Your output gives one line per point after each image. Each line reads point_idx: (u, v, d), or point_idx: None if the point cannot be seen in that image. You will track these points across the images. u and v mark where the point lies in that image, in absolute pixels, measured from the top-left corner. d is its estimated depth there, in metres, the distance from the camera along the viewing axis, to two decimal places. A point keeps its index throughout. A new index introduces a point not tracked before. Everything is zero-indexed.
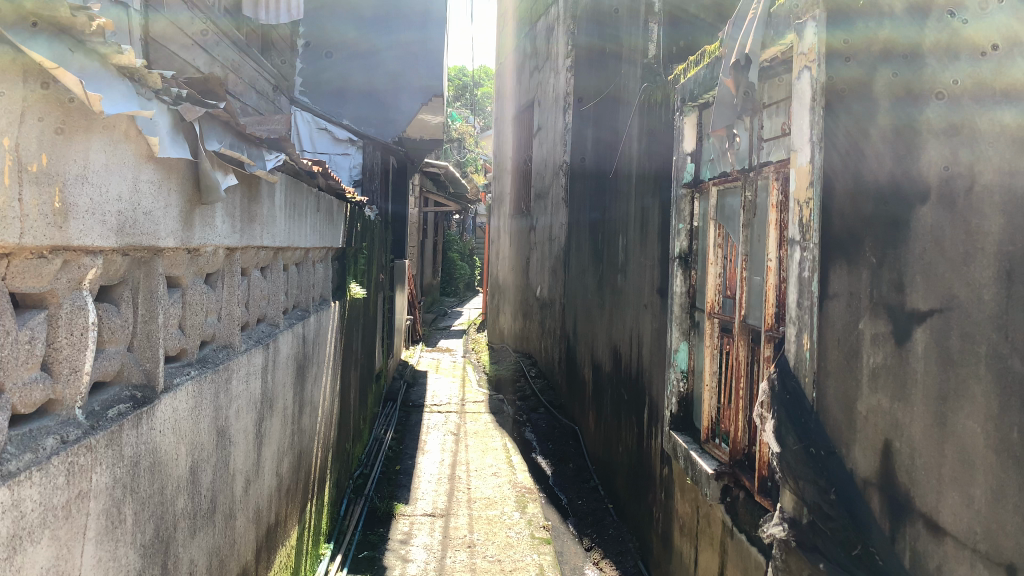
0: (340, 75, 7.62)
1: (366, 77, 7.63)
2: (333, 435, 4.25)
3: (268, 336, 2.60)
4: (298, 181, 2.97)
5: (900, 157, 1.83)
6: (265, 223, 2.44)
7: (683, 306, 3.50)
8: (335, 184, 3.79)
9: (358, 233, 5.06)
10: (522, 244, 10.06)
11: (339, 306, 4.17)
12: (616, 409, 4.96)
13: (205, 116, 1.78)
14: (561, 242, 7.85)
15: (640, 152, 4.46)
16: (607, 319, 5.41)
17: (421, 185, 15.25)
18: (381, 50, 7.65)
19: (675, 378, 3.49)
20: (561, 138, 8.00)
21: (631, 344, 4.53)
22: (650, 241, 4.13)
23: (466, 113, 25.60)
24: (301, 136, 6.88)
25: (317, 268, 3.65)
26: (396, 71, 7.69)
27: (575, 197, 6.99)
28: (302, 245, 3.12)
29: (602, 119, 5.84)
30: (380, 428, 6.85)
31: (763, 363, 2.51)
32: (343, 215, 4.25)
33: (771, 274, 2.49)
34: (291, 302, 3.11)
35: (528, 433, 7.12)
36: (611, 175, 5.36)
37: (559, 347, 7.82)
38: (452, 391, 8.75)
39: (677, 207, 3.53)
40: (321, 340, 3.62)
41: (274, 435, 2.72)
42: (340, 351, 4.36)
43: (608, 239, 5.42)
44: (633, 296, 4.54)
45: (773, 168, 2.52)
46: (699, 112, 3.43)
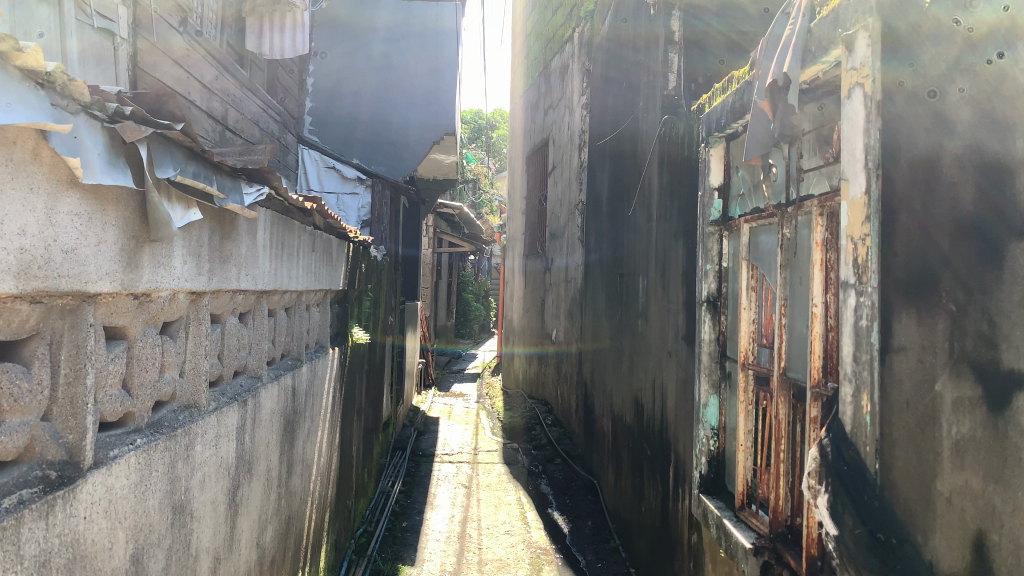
0: (350, 111, 7.35)
1: (377, 114, 7.44)
2: (331, 494, 3.95)
3: (245, 391, 2.32)
4: (288, 219, 2.73)
5: (990, 199, 1.65)
6: (243, 264, 2.18)
7: (711, 356, 3.21)
8: (333, 222, 3.55)
9: (363, 275, 4.82)
10: (536, 286, 9.79)
11: (338, 353, 3.90)
12: (638, 465, 4.63)
13: (156, 138, 1.53)
14: (577, 284, 7.58)
15: (659, 189, 4.21)
16: (627, 366, 5.10)
17: (434, 226, 15.08)
18: (391, 86, 7.48)
19: (705, 436, 3.20)
20: (577, 177, 7.78)
21: (654, 396, 4.23)
22: (673, 284, 3.85)
23: (481, 154, 25.58)
24: (309, 175, 6.72)
25: (313, 312, 3.40)
26: (406, 107, 7.53)
27: (592, 237, 6.74)
28: (292, 289, 2.87)
29: (618, 157, 5.62)
30: (387, 480, 6.53)
31: (809, 425, 2.21)
32: (344, 256, 4.01)
33: (817, 323, 2.21)
34: (280, 351, 2.84)
35: (543, 485, 6.78)
36: (629, 212, 5.10)
37: (576, 394, 7.51)
38: (464, 440, 8.41)
39: (704, 246, 3.26)
40: (316, 392, 3.35)
41: (256, 503, 2.44)
42: (340, 403, 4.08)
43: (626, 282, 5.14)
44: (655, 342, 4.24)
45: (816, 201, 2.25)
46: (726, 143, 3.18)
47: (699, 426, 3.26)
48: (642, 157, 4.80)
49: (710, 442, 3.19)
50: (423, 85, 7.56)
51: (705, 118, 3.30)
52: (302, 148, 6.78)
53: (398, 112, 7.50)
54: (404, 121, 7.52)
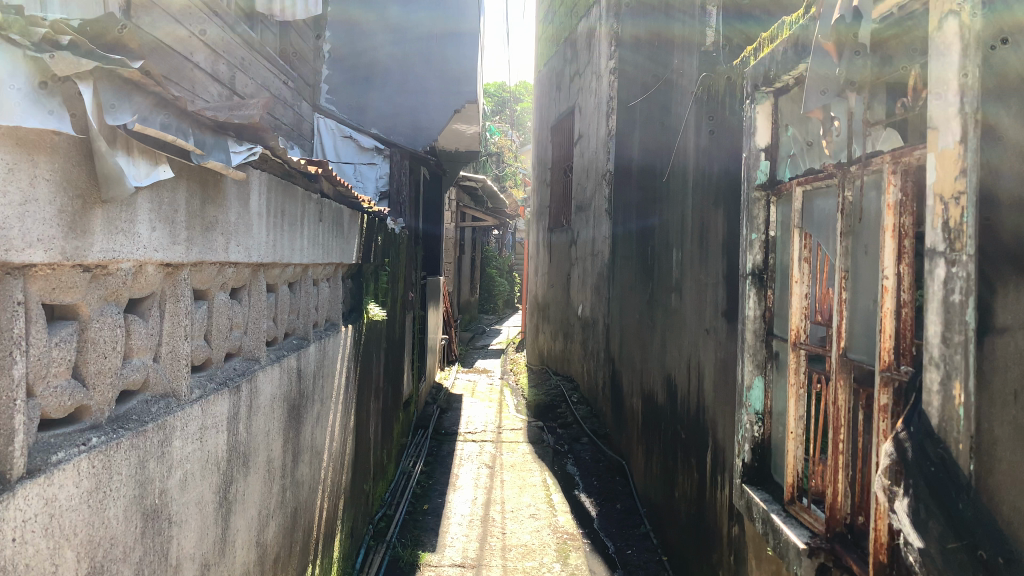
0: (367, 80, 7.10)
1: (396, 81, 7.14)
2: (347, 480, 3.73)
3: (239, 375, 2.08)
4: (289, 184, 2.48)
5: None
6: (231, 232, 1.93)
7: (756, 335, 2.92)
8: (343, 190, 3.30)
9: (379, 248, 4.58)
10: (561, 261, 9.51)
11: (351, 331, 3.66)
12: (671, 448, 4.36)
13: (105, 78, 1.28)
14: (604, 258, 7.30)
15: (696, 154, 3.90)
16: (659, 343, 4.83)
17: (457, 200, 14.80)
18: (412, 52, 7.15)
19: (748, 421, 2.93)
20: (604, 146, 7.46)
21: (689, 377, 3.95)
22: (712, 256, 3.56)
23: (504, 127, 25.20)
24: (325, 146, 6.48)
25: (322, 288, 3.16)
26: (426, 73, 7.19)
27: (620, 209, 6.44)
28: (294, 263, 2.62)
29: (650, 123, 5.31)
30: (408, 460, 6.34)
31: (878, 415, 1.92)
32: (357, 228, 3.76)
33: (888, 298, 1.91)
34: (282, 328, 2.60)
35: (569, 466, 6.55)
36: (662, 180, 4.79)
37: (603, 371, 7.24)
38: (488, 418, 8.20)
39: (749, 214, 2.96)
40: (326, 373, 3.11)
41: (255, 498, 2.21)
42: (354, 384, 3.86)
43: (658, 255, 4.85)
44: (690, 318, 3.96)
45: (889, 156, 1.93)
46: (774, 99, 2.88)
47: (743, 411, 2.99)
48: (676, 123, 4.50)
49: (756, 428, 2.91)
50: (444, 51, 7.22)
51: (750, 72, 2.99)
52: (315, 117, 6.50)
53: (418, 79, 7.18)
54: (423, 89, 7.19)
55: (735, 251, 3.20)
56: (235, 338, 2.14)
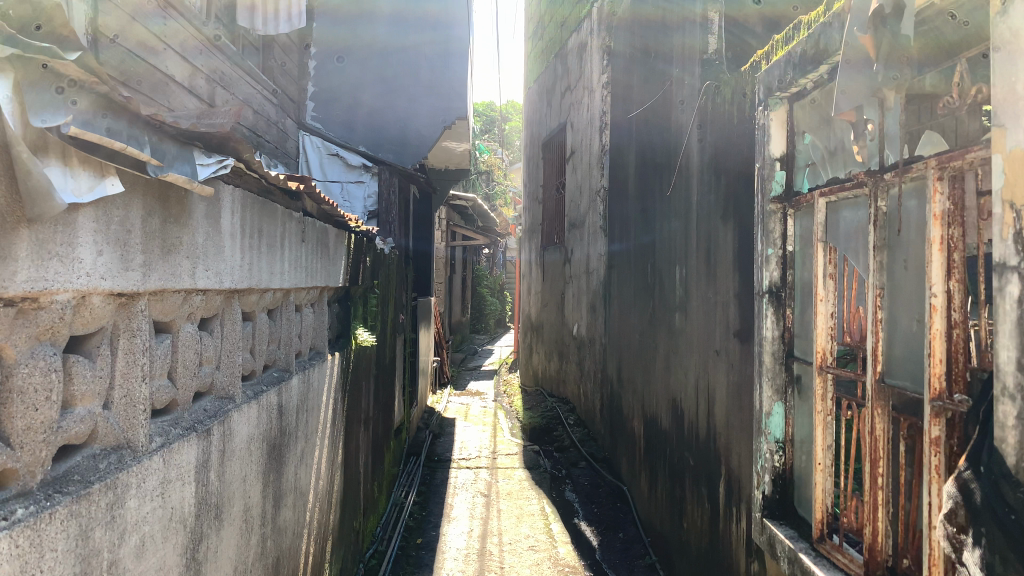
0: (354, 96, 6.88)
1: (383, 98, 6.95)
2: (334, 519, 3.49)
3: (210, 416, 1.86)
4: (268, 202, 2.26)
5: None
6: (199, 256, 1.71)
7: (775, 357, 2.71)
8: (328, 208, 3.09)
9: (368, 270, 4.36)
10: (554, 279, 9.31)
11: (338, 358, 3.44)
12: (678, 477, 4.13)
13: (30, 73, 1.08)
14: (600, 276, 7.10)
15: (701, 166, 3.71)
16: (661, 365, 4.61)
17: (447, 219, 14.61)
18: (399, 68, 6.98)
19: (769, 451, 2.71)
20: (598, 162, 7.29)
21: (697, 401, 3.74)
22: (721, 273, 3.36)
23: (493, 146, 25.08)
24: (311, 163, 6.40)
25: (306, 315, 2.93)
26: (415, 89, 7.00)
27: (616, 226, 6.26)
28: (274, 289, 2.40)
29: (647, 137, 5.15)
30: (400, 490, 6.10)
31: (929, 449, 1.70)
32: (345, 249, 3.55)
33: (936, 317, 1.70)
34: (261, 360, 2.36)
35: (568, 492, 6.31)
36: (663, 194, 4.61)
37: (600, 393, 7.02)
38: (482, 442, 7.96)
39: (764, 227, 2.76)
40: (310, 406, 2.88)
41: (231, 552, 1.98)
42: (342, 416, 3.62)
43: (660, 272, 4.65)
44: (697, 338, 3.76)
45: (935, 159, 1.73)
46: (789, 105, 2.69)
47: (761, 439, 2.76)
48: (677, 135, 4.32)
49: (777, 458, 2.68)
50: (432, 66, 7.05)
51: (761, 76, 2.80)
52: (303, 135, 6.48)
53: (406, 95, 6.99)
54: (411, 105, 7.00)
55: (748, 267, 3.00)
56: (205, 373, 1.91)
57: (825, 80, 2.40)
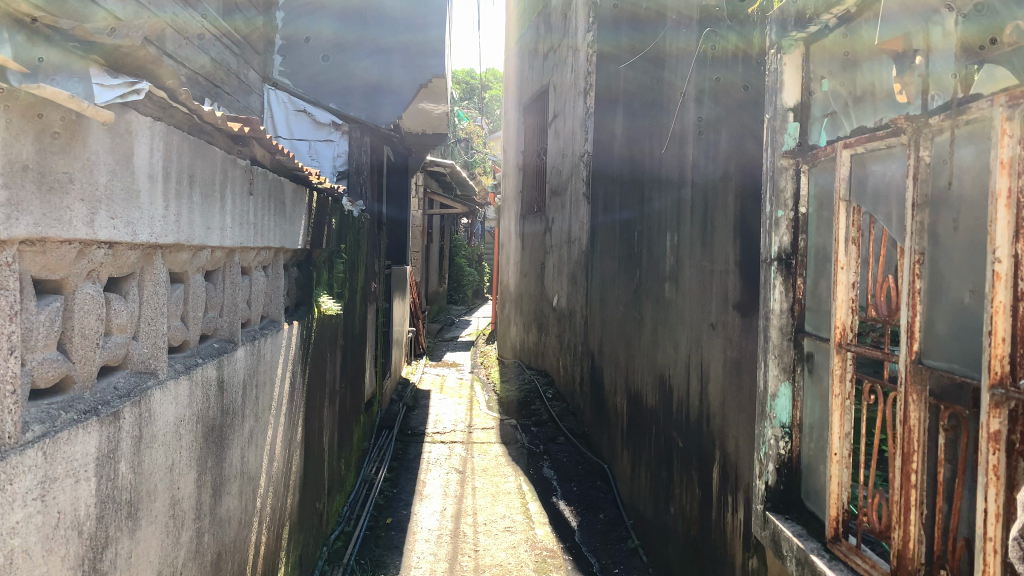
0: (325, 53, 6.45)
1: (355, 55, 6.52)
2: (293, 503, 3.18)
3: (119, 397, 1.52)
4: (201, 142, 1.91)
5: None
6: (99, 200, 1.37)
7: (783, 333, 2.43)
8: (284, 159, 2.75)
9: (334, 233, 4.02)
10: (534, 249, 8.99)
11: (296, 327, 3.11)
12: (666, 457, 3.87)
13: None
14: (582, 245, 6.79)
15: (699, 122, 3.40)
16: (648, 338, 4.34)
17: (425, 185, 14.21)
18: (373, 26, 6.55)
19: (773, 437, 2.44)
20: (582, 126, 6.95)
21: (689, 380, 3.46)
22: (721, 239, 3.07)
23: (473, 113, 24.52)
24: (276, 120, 5.99)
25: (257, 278, 2.60)
26: (390, 46, 6.56)
27: (601, 192, 5.94)
28: (212, 245, 2.05)
29: (637, 96, 4.83)
30: (370, 466, 5.81)
31: (986, 446, 1.43)
32: (304, 208, 3.21)
33: (1000, 289, 1.41)
34: (198, 329, 2.03)
35: (546, 469, 6.08)
36: (654, 156, 4.30)
37: (581, 367, 6.76)
38: (458, 416, 7.69)
39: (773, 188, 2.47)
40: (260, 381, 2.55)
41: (152, 556, 1.67)
42: (302, 390, 3.30)
43: (648, 240, 4.36)
44: (690, 310, 3.47)
45: (1003, 98, 1.44)
46: (806, 49, 2.38)
47: (764, 423, 2.50)
48: (671, 91, 4.01)
49: (782, 445, 2.42)
50: (408, 19, 6.58)
51: (773, 17, 2.49)
52: (268, 89, 6.03)
53: (381, 52, 6.55)
54: (386, 62, 6.55)
55: (755, 232, 2.71)
56: (111, 346, 1.56)
57: (853, 14, 2.09)
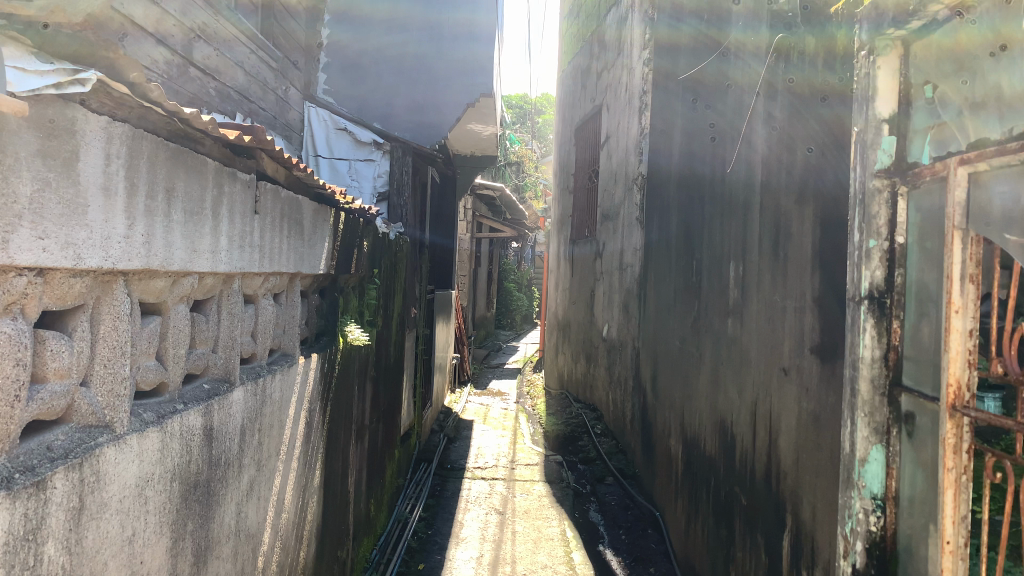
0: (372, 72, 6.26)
1: (402, 73, 6.31)
2: (309, 556, 2.88)
3: (51, 460, 1.21)
4: (182, 152, 1.63)
5: None
6: (19, 216, 1.08)
7: (874, 387, 2.04)
8: (295, 175, 2.48)
9: (366, 257, 3.75)
10: (583, 275, 8.65)
11: (315, 361, 2.83)
12: (727, 516, 3.47)
13: None
14: (635, 273, 6.43)
15: (770, 140, 3.04)
16: (707, 379, 3.95)
17: (474, 209, 14.01)
18: (421, 43, 6.33)
19: (864, 511, 2.04)
20: (636, 147, 6.62)
21: (756, 432, 3.07)
22: (796, 273, 2.69)
23: (525, 136, 24.34)
24: (317, 138, 5.78)
25: (266, 308, 2.32)
26: (438, 64, 6.34)
27: (655, 217, 5.58)
28: (197, 272, 1.75)
29: (694, 115, 4.48)
30: (405, 504, 5.52)
31: None
32: (328, 229, 2.94)
33: None
34: (180, 370, 1.74)
35: (593, 514, 5.72)
36: (715, 177, 3.93)
37: (631, 401, 6.37)
38: (500, 449, 7.35)
39: (862, 213, 2.09)
40: (264, 425, 2.26)
41: None
42: (322, 432, 3.02)
43: (708, 270, 3.99)
44: (757, 352, 3.09)
45: None
46: (904, 48, 2.00)
47: (849, 494, 2.11)
48: (736, 108, 3.66)
49: (874, 521, 2.03)
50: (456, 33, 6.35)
51: (861, 12, 2.12)
52: (308, 106, 5.81)
53: (428, 71, 6.34)
54: (433, 81, 6.35)
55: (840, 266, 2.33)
56: (43, 397, 1.23)
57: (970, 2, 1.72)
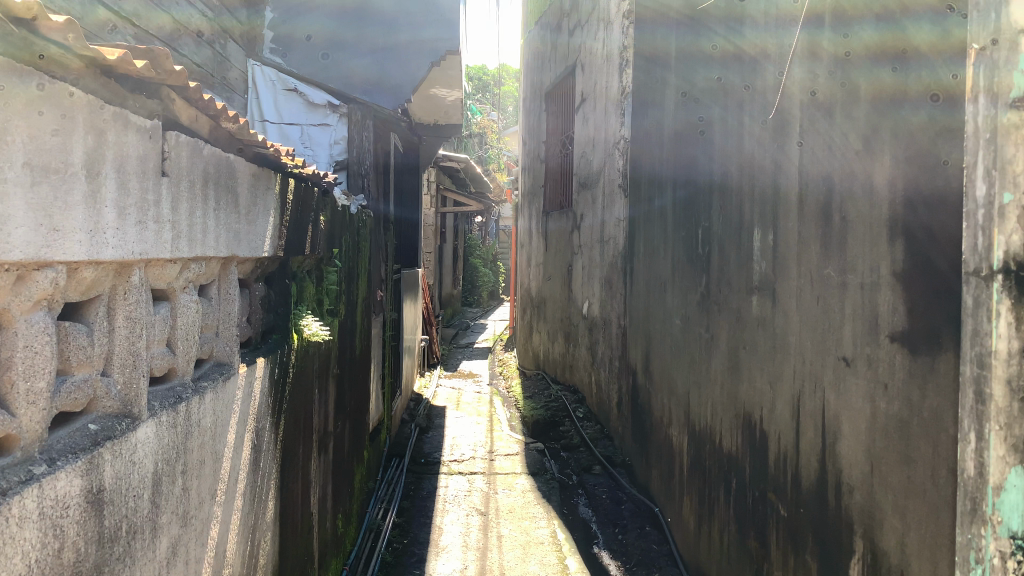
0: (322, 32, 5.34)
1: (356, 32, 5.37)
2: None
3: None
4: (30, 72, 1.06)
5: None
6: None
7: (1012, 391, 1.50)
8: (220, 130, 1.88)
9: (324, 236, 3.16)
10: (559, 249, 8.10)
11: (259, 368, 2.24)
12: (756, 529, 2.97)
13: None
14: (618, 245, 5.90)
15: (820, 82, 2.50)
16: (722, 366, 3.45)
17: (438, 182, 13.34)
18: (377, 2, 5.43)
19: (1001, 556, 1.52)
20: (616, 107, 6.05)
21: (799, 431, 2.57)
22: (864, 242, 2.17)
23: (485, 107, 23.57)
24: (263, 104, 5.12)
25: (190, 305, 1.74)
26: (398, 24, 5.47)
27: (641, 183, 5.05)
28: (62, 261, 1.15)
29: (692, 62, 3.94)
30: (376, 510, 4.97)
31: None
32: (274, 202, 2.35)
33: None
34: (41, 414, 1.16)
35: (582, 508, 5.23)
36: (729, 131, 3.40)
37: (617, 384, 5.86)
38: (477, 439, 6.81)
39: (989, 161, 1.56)
40: (188, 464, 1.68)
41: None
42: (275, 452, 2.44)
43: (722, 239, 3.47)
44: (801, 338, 2.58)
45: None
46: None
47: (978, 531, 1.60)
48: (761, 49, 3.11)
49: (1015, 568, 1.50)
50: None
51: None
52: (251, 65, 5.12)
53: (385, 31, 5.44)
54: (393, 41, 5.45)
55: (956, 233, 1.81)
56: None
57: None
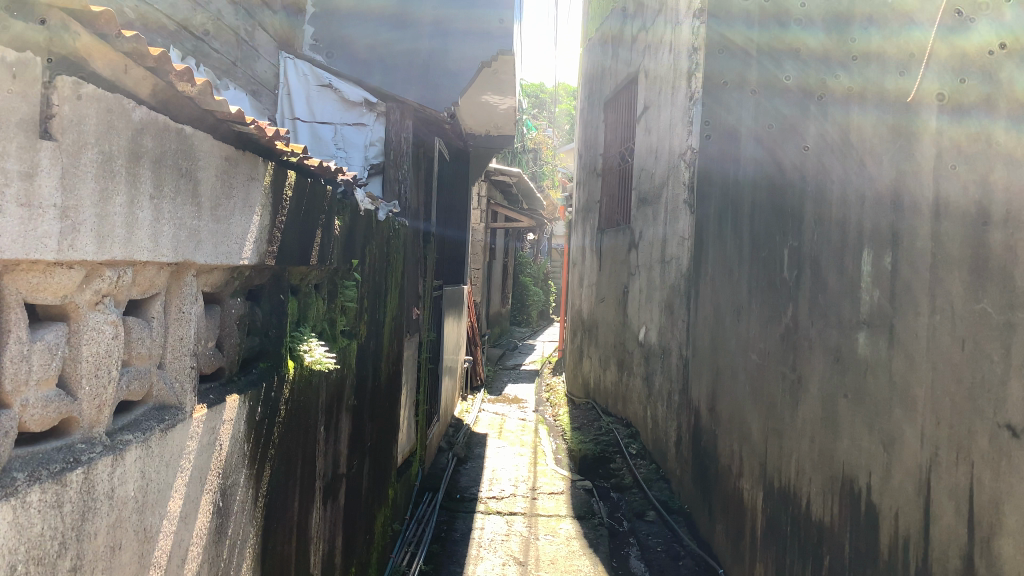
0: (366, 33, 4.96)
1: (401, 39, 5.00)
2: None
3: None
4: None
5: None
6: None
7: None
8: (171, 93, 1.39)
9: (339, 245, 2.67)
10: (614, 269, 7.52)
11: (227, 406, 1.73)
12: None
13: None
14: (682, 265, 5.31)
15: (1009, 65, 2.05)
16: (814, 416, 2.84)
17: (489, 197, 12.90)
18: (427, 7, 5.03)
19: None
20: (683, 115, 5.47)
21: (974, 514, 2.00)
22: None
23: (542, 122, 23.15)
24: (294, 99, 4.72)
25: (104, 328, 1.24)
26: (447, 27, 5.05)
27: (711, 196, 4.47)
28: None
29: (776, 54, 3.36)
30: (401, 554, 4.45)
31: None
32: (260, 196, 1.85)
33: None
34: None
35: (633, 561, 4.62)
36: (833, 132, 2.81)
37: (677, 420, 5.24)
38: (519, 473, 6.25)
39: None
40: (88, 555, 1.17)
41: None
42: (254, 513, 1.93)
43: (817, 262, 2.86)
44: (986, 395, 2.02)
45: None
46: None
47: None
48: (887, 26, 2.53)
49: None
50: None
51: None
52: (283, 57, 4.70)
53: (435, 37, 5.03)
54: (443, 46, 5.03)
55: None
56: None
57: None
